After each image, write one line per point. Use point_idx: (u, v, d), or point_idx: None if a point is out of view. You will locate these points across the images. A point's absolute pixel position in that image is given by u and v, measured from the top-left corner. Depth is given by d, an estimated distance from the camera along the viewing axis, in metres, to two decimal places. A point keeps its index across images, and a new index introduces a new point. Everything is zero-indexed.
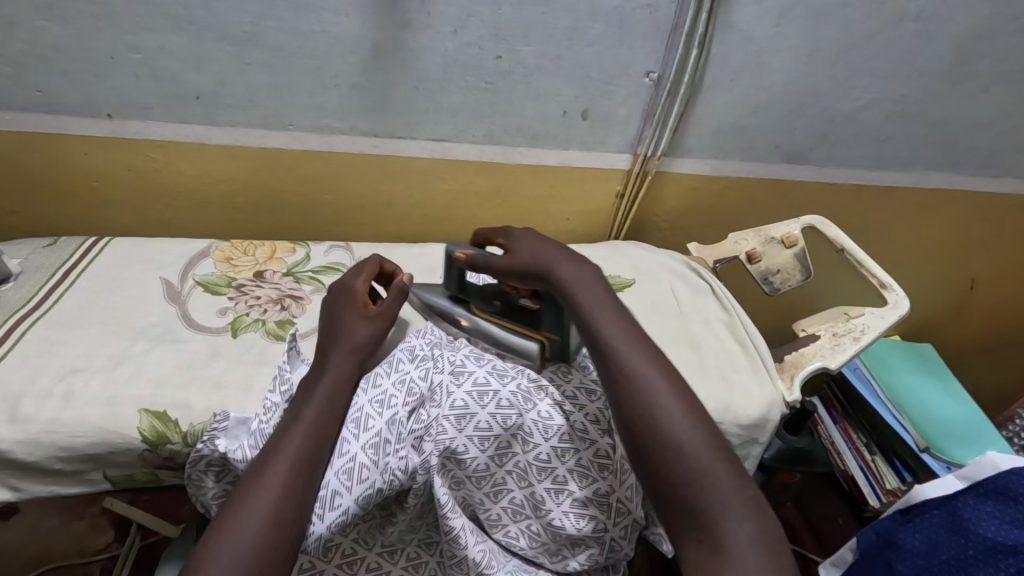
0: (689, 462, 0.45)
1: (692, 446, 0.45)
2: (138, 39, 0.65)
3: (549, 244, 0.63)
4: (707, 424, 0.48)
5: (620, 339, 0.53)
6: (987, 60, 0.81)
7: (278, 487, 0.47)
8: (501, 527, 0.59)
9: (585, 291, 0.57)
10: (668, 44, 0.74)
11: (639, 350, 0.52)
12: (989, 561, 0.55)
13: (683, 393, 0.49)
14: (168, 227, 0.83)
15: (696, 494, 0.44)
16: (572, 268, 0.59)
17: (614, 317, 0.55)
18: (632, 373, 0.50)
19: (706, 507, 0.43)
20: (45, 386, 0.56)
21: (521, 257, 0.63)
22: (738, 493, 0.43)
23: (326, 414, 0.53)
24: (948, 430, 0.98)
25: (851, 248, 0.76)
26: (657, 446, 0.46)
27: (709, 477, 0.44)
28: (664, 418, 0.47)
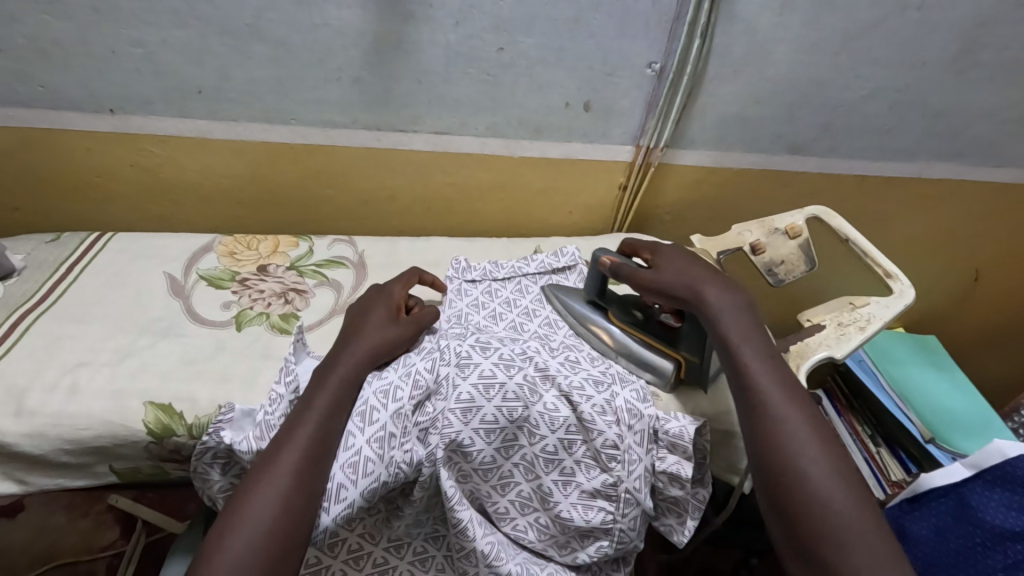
0: (830, 520, 0.45)
1: (842, 502, 0.46)
2: (140, 34, 0.65)
3: (694, 270, 0.63)
4: (851, 474, 0.48)
5: (774, 384, 0.53)
6: (991, 49, 0.80)
7: (286, 475, 0.47)
8: (509, 520, 0.59)
9: (732, 326, 0.57)
10: (670, 35, 0.74)
11: (782, 396, 0.52)
12: (997, 548, 0.55)
13: (828, 444, 0.50)
14: (171, 222, 0.83)
15: (841, 554, 0.44)
16: (716, 296, 0.59)
17: (764, 357, 0.55)
18: (790, 422, 0.51)
19: (846, 569, 0.44)
20: (51, 379, 0.56)
21: (669, 277, 0.62)
22: (885, 553, 0.44)
23: (335, 401, 0.53)
24: (953, 421, 0.97)
25: (855, 237, 0.76)
26: (803, 502, 0.47)
27: (850, 533, 0.45)
28: (811, 468, 0.48)
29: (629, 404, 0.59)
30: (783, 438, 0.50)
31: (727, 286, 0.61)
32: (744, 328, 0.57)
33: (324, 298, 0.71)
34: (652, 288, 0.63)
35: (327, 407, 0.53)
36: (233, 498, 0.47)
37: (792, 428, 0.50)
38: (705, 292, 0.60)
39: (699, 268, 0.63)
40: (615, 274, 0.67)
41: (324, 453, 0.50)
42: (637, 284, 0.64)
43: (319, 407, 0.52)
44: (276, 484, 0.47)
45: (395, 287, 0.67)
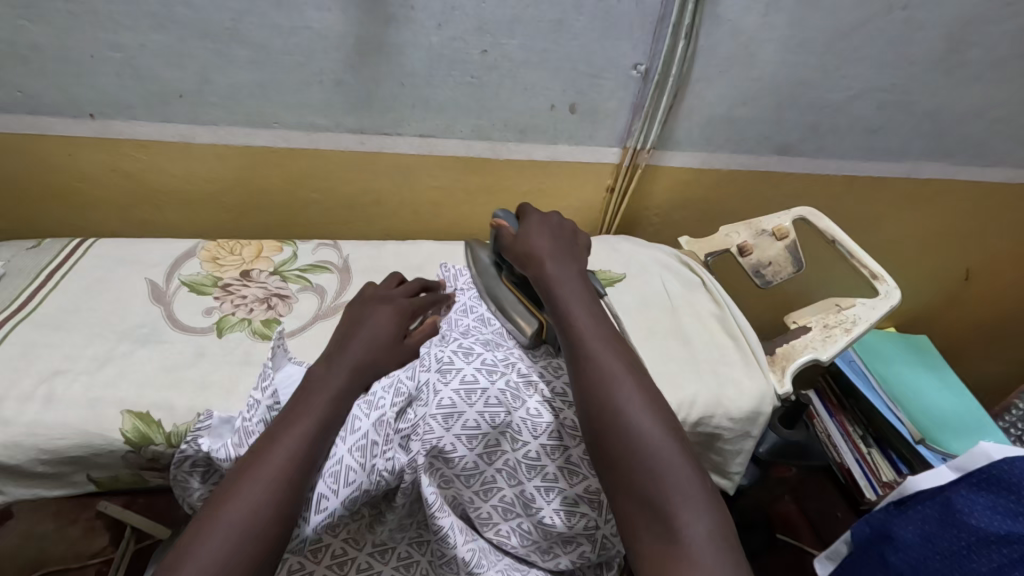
0: (640, 451, 0.45)
1: (653, 433, 0.46)
2: (119, 38, 0.64)
3: (538, 241, 0.64)
4: (666, 411, 0.48)
5: (592, 334, 0.53)
6: (978, 47, 0.80)
7: (272, 473, 0.47)
8: (492, 525, 0.58)
9: (564, 288, 0.58)
10: (655, 36, 0.74)
11: (600, 342, 0.52)
12: (981, 551, 0.55)
13: (645, 385, 0.50)
14: (155, 228, 0.83)
15: (655, 479, 0.44)
16: (556, 266, 0.61)
17: (587, 312, 0.56)
18: (607, 365, 0.50)
19: (658, 495, 0.43)
20: (27, 389, 0.55)
21: (519, 246, 0.64)
22: (692, 477, 0.44)
23: (328, 412, 0.53)
24: (944, 422, 0.97)
25: (842, 239, 0.76)
26: (617, 435, 0.46)
27: (662, 468, 0.44)
28: (628, 408, 0.47)
29: None
30: (601, 379, 0.49)
31: (563, 256, 0.63)
32: (572, 288, 0.58)
33: (308, 304, 0.70)
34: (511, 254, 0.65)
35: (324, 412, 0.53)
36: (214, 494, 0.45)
37: (609, 369, 0.50)
38: (544, 262, 0.61)
39: (544, 240, 0.64)
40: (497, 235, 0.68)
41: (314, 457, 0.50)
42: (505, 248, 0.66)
43: (310, 416, 0.52)
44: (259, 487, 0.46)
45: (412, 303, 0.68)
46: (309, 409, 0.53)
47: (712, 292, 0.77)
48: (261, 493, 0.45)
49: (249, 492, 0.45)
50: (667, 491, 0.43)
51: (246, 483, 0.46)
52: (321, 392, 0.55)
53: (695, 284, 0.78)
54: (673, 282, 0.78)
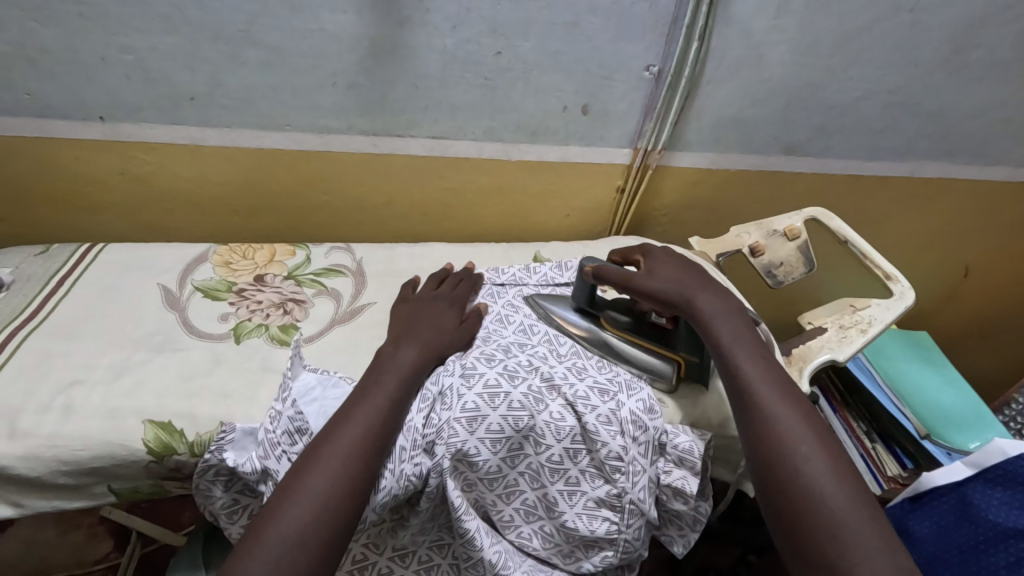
0: (832, 520, 0.44)
1: (844, 503, 0.44)
2: (129, 40, 0.63)
3: (685, 276, 0.64)
4: (852, 473, 0.47)
5: (764, 383, 0.53)
6: (983, 49, 0.81)
7: (313, 498, 0.45)
8: (514, 528, 0.59)
9: (724, 330, 0.58)
10: (668, 37, 0.74)
11: (775, 395, 0.52)
12: (1000, 546, 0.57)
13: (828, 445, 0.49)
14: (163, 232, 0.82)
15: (842, 546, 0.43)
16: (709, 304, 0.60)
17: (757, 358, 0.55)
18: (785, 420, 0.50)
19: (852, 571, 0.41)
20: (45, 400, 0.55)
21: (662, 281, 0.63)
22: (889, 554, 0.42)
23: (365, 432, 0.50)
24: (949, 418, 0.98)
25: (854, 239, 0.76)
26: (797, 494, 0.46)
27: (847, 533, 0.43)
28: (805, 464, 0.47)
29: (634, 415, 0.58)
30: (781, 437, 0.49)
31: (714, 292, 0.62)
32: (732, 329, 0.58)
33: (324, 309, 0.70)
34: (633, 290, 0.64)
35: (358, 435, 0.50)
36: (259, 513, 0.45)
37: (788, 426, 0.50)
38: (696, 299, 0.61)
39: (692, 276, 0.64)
40: (602, 282, 0.66)
41: (353, 481, 0.48)
42: (631, 287, 0.64)
43: (347, 437, 0.50)
44: (300, 508, 0.45)
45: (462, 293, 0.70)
46: (345, 433, 0.50)
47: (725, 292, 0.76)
48: (304, 517, 0.44)
49: (295, 512, 0.44)
50: (865, 568, 0.41)
51: (288, 503, 0.45)
52: (393, 372, 0.57)
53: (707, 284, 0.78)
54: None
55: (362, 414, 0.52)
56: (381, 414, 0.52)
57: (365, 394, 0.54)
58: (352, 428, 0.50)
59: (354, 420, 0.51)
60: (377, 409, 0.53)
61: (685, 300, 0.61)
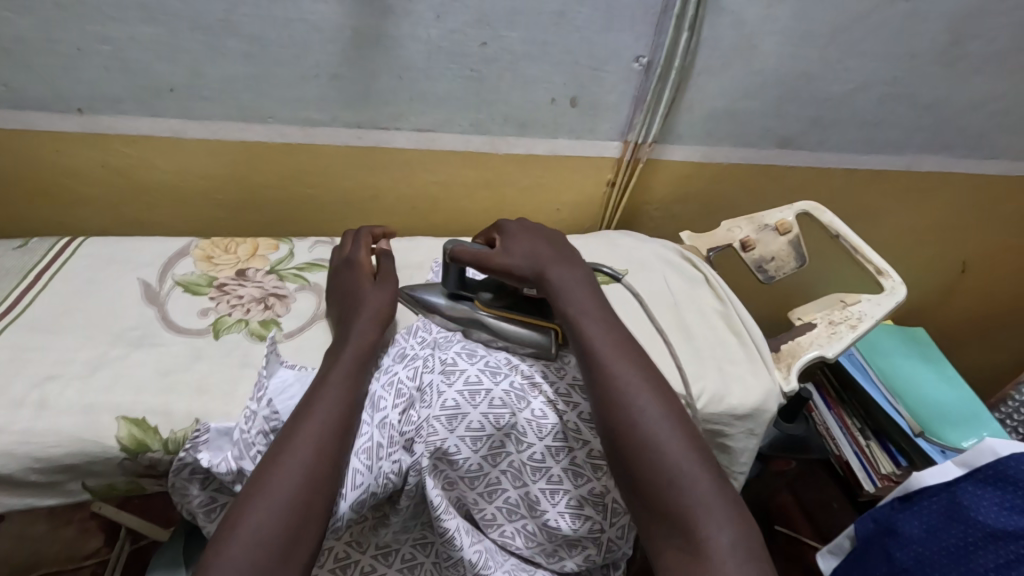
0: (663, 463, 0.45)
1: (674, 445, 0.45)
2: (107, 30, 0.62)
3: (537, 247, 0.62)
4: (683, 416, 0.48)
5: (605, 341, 0.53)
6: (980, 40, 0.80)
7: (276, 495, 0.44)
8: (496, 526, 0.57)
9: (573, 293, 0.57)
10: (658, 28, 0.72)
11: (614, 350, 0.52)
12: (989, 547, 0.56)
13: (662, 393, 0.50)
14: (147, 226, 0.81)
15: (678, 494, 0.43)
16: (561, 271, 0.60)
17: (600, 320, 0.55)
18: (623, 374, 0.50)
19: (681, 513, 0.43)
20: (18, 395, 0.54)
21: (515, 256, 0.62)
22: (715, 487, 0.44)
23: (326, 428, 0.49)
24: (943, 415, 0.97)
25: (845, 233, 0.75)
26: (637, 451, 0.46)
27: (687, 481, 0.44)
28: (643, 420, 0.47)
29: None
30: (620, 390, 0.49)
31: (565, 260, 0.62)
32: (579, 293, 0.57)
33: (305, 303, 0.69)
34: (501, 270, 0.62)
35: (316, 432, 0.49)
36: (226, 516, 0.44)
37: (625, 378, 0.50)
38: (547, 268, 0.60)
39: (543, 245, 0.63)
40: (470, 264, 0.63)
41: (319, 480, 0.47)
42: (489, 269, 0.62)
43: (310, 438, 0.48)
44: (265, 506, 0.44)
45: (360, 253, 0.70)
46: (300, 428, 0.49)
47: (716, 290, 0.76)
48: (269, 514, 0.43)
49: (261, 506, 0.44)
50: (694, 506, 0.43)
51: (253, 501, 0.44)
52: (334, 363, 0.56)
53: (698, 281, 0.77)
54: (677, 280, 0.77)
55: (319, 413, 0.50)
56: (338, 412, 0.51)
57: (319, 390, 0.52)
58: (313, 426, 0.49)
59: (314, 420, 0.50)
60: (333, 405, 0.51)
61: (536, 270, 0.60)
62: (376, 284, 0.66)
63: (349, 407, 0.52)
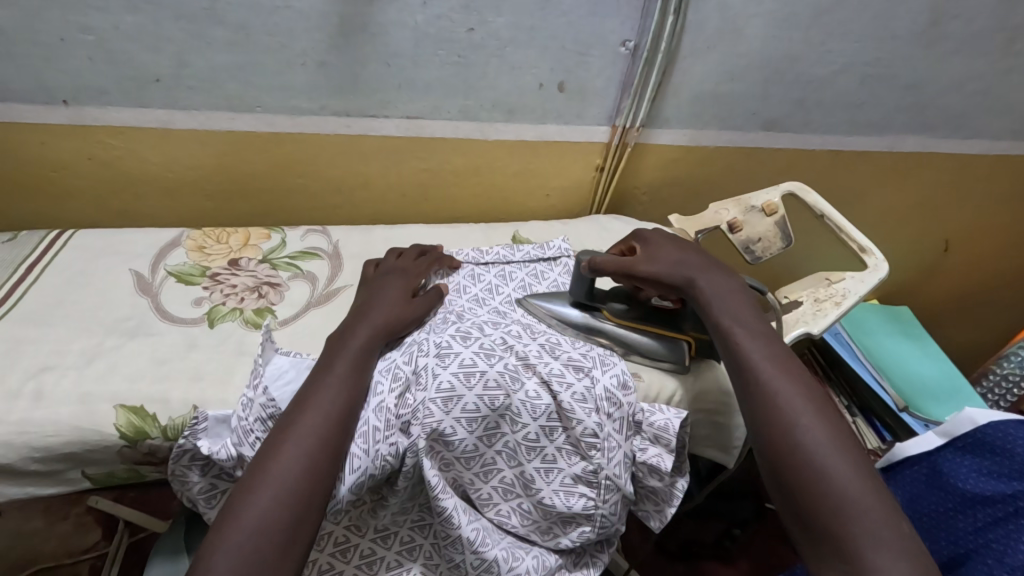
0: (831, 486, 0.45)
1: (842, 469, 0.46)
2: (91, 20, 0.62)
3: (687, 256, 0.64)
4: (851, 441, 0.48)
5: (764, 357, 0.54)
6: (959, 20, 0.81)
7: (277, 487, 0.46)
8: (492, 505, 0.59)
9: (724, 306, 0.59)
10: (643, 11, 0.73)
11: (774, 367, 0.53)
12: (967, 512, 0.58)
13: (829, 414, 0.50)
14: (136, 218, 0.80)
15: (844, 520, 0.44)
16: (709, 283, 0.61)
17: (757, 334, 0.56)
18: (787, 391, 0.51)
19: (847, 537, 0.43)
20: (15, 386, 0.54)
21: (663, 263, 0.63)
22: (886, 518, 0.44)
23: (326, 422, 0.50)
24: (926, 391, 0.99)
25: (829, 213, 0.77)
26: (803, 470, 0.47)
27: (853, 507, 0.44)
28: (808, 437, 0.48)
29: (608, 392, 0.59)
30: (782, 407, 0.50)
31: (715, 271, 0.63)
32: (731, 306, 0.59)
33: (299, 292, 0.69)
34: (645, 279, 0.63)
35: (317, 422, 0.50)
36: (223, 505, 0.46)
37: (787, 395, 0.50)
38: (695, 279, 0.61)
39: (693, 256, 0.64)
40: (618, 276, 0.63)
41: (319, 472, 0.48)
42: (636, 278, 0.63)
43: (309, 429, 0.49)
44: (265, 501, 0.45)
45: (406, 262, 0.70)
46: (301, 421, 0.50)
47: None
48: (266, 506, 0.45)
49: (257, 497, 0.45)
50: (868, 536, 0.43)
51: (251, 491, 0.45)
52: (343, 357, 0.56)
53: None
54: None
55: (319, 403, 0.51)
56: (340, 405, 0.52)
57: (322, 381, 0.53)
58: (310, 418, 0.50)
59: (315, 410, 0.51)
60: (331, 395, 0.52)
61: (686, 277, 0.61)
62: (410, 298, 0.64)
63: (350, 398, 0.53)
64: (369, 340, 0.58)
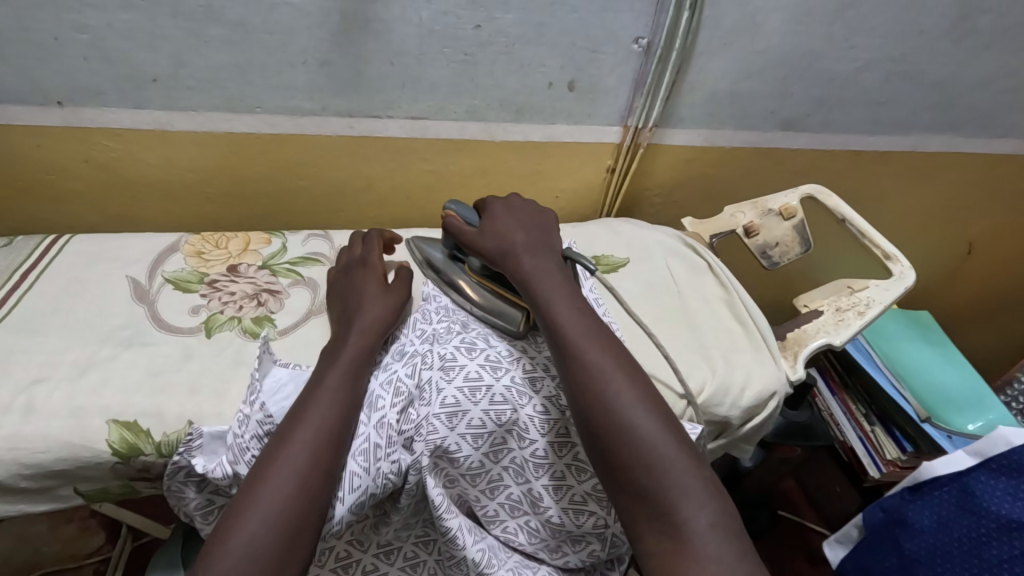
0: (639, 447, 0.45)
1: (650, 427, 0.46)
2: (84, 18, 0.60)
3: (509, 231, 0.61)
4: (657, 400, 0.49)
5: (576, 326, 0.52)
6: (991, 13, 0.77)
7: (268, 508, 0.43)
8: (498, 522, 0.57)
9: (542, 277, 0.57)
10: (658, 6, 0.70)
11: (584, 335, 0.51)
12: (1002, 538, 0.54)
13: (634, 377, 0.50)
14: (134, 222, 0.79)
15: (655, 477, 0.44)
16: (531, 259, 0.58)
17: (571, 303, 0.55)
18: (597, 361, 0.49)
19: (660, 492, 0.43)
20: (5, 399, 0.52)
21: (488, 239, 0.61)
22: (691, 469, 0.44)
23: (319, 440, 0.48)
24: (949, 399, 0.96)
25: (852, 218, 0.74)
26: (617, 435, 0.46)
27: (665, 463, 0.44)
28: (617, 401, 0.47)
29: None
30: (596, 374, 0.49)
31: (534, 244, 0.61)
32: (548, 280, 0.57)
33: (300, 299, 0.67)
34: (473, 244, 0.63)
35: (309, 440, 0.47)
36: (214, 528, 0.43)
37: (596, 362, 0.49)
38: (518, 255, 0.59)
39: (516, 231, 0.62)
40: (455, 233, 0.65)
41: (316, 490, 0.46)
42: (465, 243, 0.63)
43: (304, 445, 0.47)
44: (259, 524, 0.43)
45: (373, 254, 0.66)
46: (294, 437, 0.47)
47: (720, 276, 0.74)
48: (256, 528, 0.42)
49: (251, 522, 0.43)
50: (676, 486, 0.43)
51: (243, 515, 0.43)
52: (332, 368, 0.53)
53: (701, 268, 0.75)
54: (679, 266, 0.75)
55: (312, 416, 0.49)
56: (335, 420, 0.49)
57: (314, 395, 0.51)
58: (304, 435, 0.48)
59: (309, 426, 0.48)
60: (324, 410, 0.50)
61: (507, 254, 0.59)
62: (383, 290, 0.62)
63: (344, 413, 0.50)
64: (362, 350, 0.55)
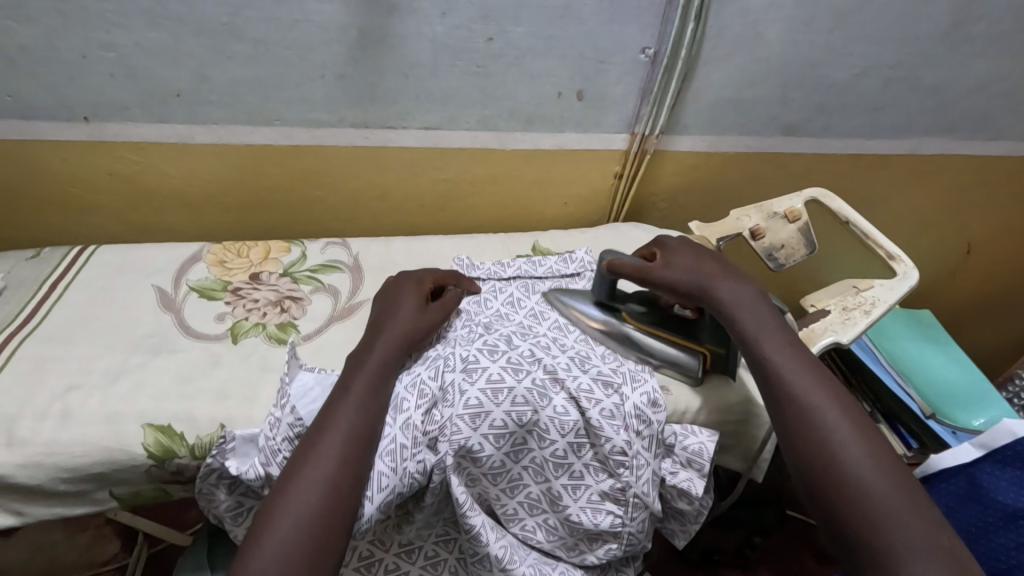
0: (862, 498, 0.45)
1: (875, 480, 0.46)
2: (113, 37, 0.62)
3: (706, 267, 0.63)
4: (887, 452, 0.48)
5: (791, 368, 0.53)
6: (984, 20, 0.80)
7: (296, 511, 0.45)
8: (517, 521, 0.58)
9: (748, 317, 0.58)
10: (662, 19, 0.72)
11: (804, 377, 0.53)
12: (1010, 526, 0.59)
13: (864, 427, 0.49)
14: (153, 233, 0.80)
15: (876, 528, 0.44)
16: (730, 293, 0.60)
17: (782, 343, 0.55)
18: (815, 404, 0.51)
19: (880, 546, 0.43)
20: (42, 405, 0.54)
21: (680, 273, 0.63)
22: (924, 529, 0.43)
23: (347, 443, 0.49)
24: (950, 395, 0.98)
25: (855, 219, 0.77)
26: (832, 481, 0.47)
27: (892, 517, 0.44)
28: (841, 448, 0.48)
29: (637, 410, 0.58)
30: (810, 417, 0.50)
31: (735, 281, 0.61)
32: (754, 317, 0.58)
33: (321, 306, 0.69)
34: (661, 284, 0.63)
35: (339, 443, 0.49)
36: (248, 535, 0.45)
37: (820, 410, 0.50)
38: (716, 292, 0.60)
39: (711, 264, 0.63)
40: (624, 272, 0.65)
41: (341, 494, 0.47)
42: (650, 284, 0.63)
43: (331, 449, 0.49)
44: (288, 521, 0.44)
45: (425, 276, 0.66)
46: (323, 444, 0.49)
47: None
48: (289, 527, 0.44)
49: (280, 524, 0.44)
50: (902, 545, 0.43)
51: (275, 517, 0.45)
52: (363, 375, 0.54)
53: None
54: None
55: (340, 421, 0.50)
56: (360, 422, 0.51)
57: (341, 399, 0.52)
58: (331, 442, 0.49)
59: (338, 430, 0.50)
60: (353, 415, 0.51)
61: (703, 289, 0.61)
62: (423, 305, 0.62)
63: (371, 417, 0.52)
64: (389, 354, 0.57)
